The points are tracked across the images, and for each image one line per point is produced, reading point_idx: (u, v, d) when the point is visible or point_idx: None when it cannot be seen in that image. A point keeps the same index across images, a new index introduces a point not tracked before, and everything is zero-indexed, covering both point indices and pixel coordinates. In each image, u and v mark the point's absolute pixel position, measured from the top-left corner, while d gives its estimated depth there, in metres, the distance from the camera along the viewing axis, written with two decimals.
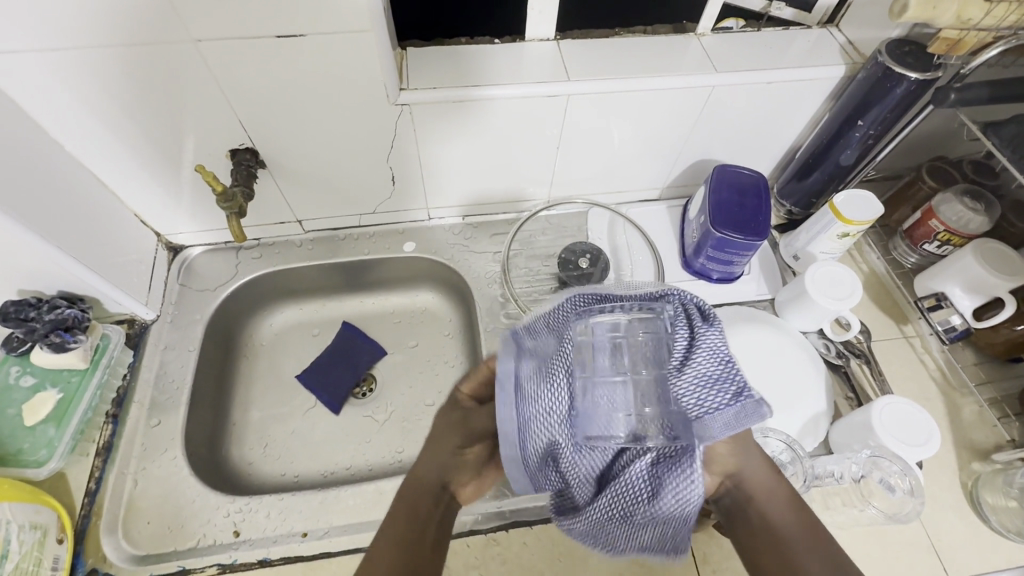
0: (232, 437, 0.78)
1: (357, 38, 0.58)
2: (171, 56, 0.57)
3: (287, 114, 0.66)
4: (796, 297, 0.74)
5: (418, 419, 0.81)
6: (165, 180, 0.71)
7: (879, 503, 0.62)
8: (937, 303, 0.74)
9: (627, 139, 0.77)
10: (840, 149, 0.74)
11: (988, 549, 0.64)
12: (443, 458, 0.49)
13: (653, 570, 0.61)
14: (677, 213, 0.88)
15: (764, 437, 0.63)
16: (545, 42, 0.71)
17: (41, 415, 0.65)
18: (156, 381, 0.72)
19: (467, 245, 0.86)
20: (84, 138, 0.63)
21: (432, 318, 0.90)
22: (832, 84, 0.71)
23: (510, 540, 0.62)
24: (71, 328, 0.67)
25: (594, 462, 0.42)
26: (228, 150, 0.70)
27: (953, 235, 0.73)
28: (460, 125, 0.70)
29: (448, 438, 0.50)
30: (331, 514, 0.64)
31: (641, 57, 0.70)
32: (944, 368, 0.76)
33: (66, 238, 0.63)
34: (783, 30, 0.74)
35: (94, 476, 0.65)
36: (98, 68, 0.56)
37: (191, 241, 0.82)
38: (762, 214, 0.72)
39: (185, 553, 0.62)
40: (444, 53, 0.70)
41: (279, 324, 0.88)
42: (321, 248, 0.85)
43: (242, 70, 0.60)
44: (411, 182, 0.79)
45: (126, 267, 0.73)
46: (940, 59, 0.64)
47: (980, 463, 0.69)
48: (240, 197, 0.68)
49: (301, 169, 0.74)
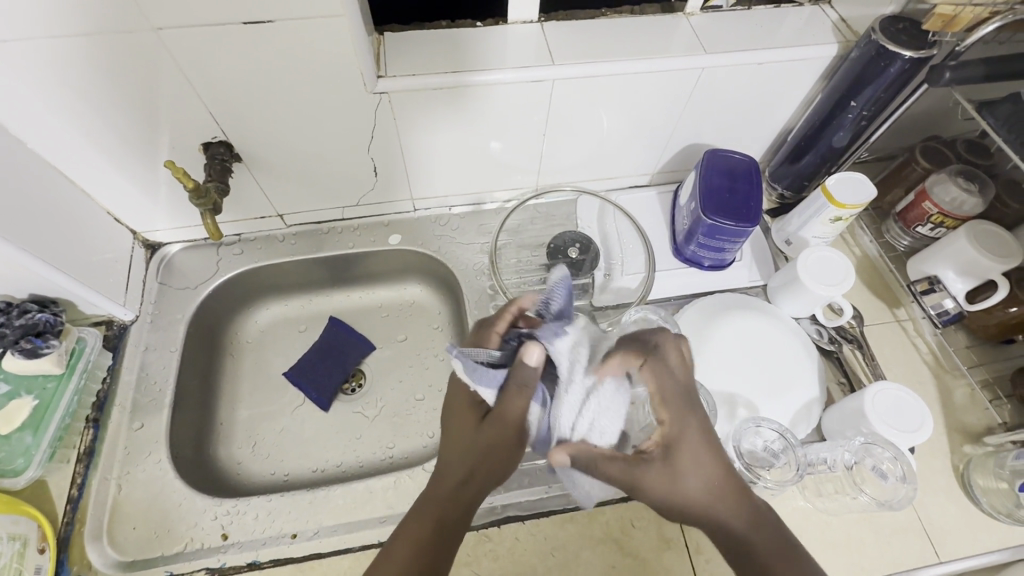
0: (219, 437, 0.76)
1: (328, 23, 0.55)
2: (134, 45, 0.54)
3: (260, 103, 0.63)
4: (789, 283, 0.73)
5: (409, 414, 0.79)
6: (137, 175, 0.69)
7: (871, 489, 0.60)
8: (929, 287, 0.74)
9: (616, 124, 0.75)
10: (832, 131, 0.73)
11: (979, 532, 0.65)
12: (504, 429, 0.49)
13: (647, 563, 0.61)
14: (667, 199, 0.86)
15: (755, 426, 0.62)
16: (528, 24, 0.69)
17: (16, 422, 0.63)
18: (137, 383, 0.71)
19: (455, 236, 0.84)
20: (45, 132, 0.60)
21: (421, 311, 0.88)
22: (825, 64, 0.69)
23: (502, 536, 0.61)
24: (42, 333, 0.65)
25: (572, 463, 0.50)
26: (201, 144, 0.67)
27: (947, 217, 0.71)
28: (443, 110, 0.67)
29: (498, 420, 0.49)
30: (320, 515, 0.63)
31: (628, 38, 0.68)
32: (936, 351, 0.75)
33: (33, 238, 0.60)
34: (775, 8, 0.72)
35: (76, 482, 0.63)
36: (56, 60, 0.53)
37: (169, 237, 0.80)
38: (753, 199, 0.71)
39: (171, 558, 0.61)
40: (424, 37, 0.67)
41: (264, 321, 0.86)
42: (304, 242, 0.83)
43: (207, 58, 0.57)
44: (394, 172, 0.77)
45: (99, 266, 0.70)
46: (934, 36, 0.62)
47: (972, 446, 0.69)
48: (214, 193, 0.66)
49: (278, 162, 0.72)
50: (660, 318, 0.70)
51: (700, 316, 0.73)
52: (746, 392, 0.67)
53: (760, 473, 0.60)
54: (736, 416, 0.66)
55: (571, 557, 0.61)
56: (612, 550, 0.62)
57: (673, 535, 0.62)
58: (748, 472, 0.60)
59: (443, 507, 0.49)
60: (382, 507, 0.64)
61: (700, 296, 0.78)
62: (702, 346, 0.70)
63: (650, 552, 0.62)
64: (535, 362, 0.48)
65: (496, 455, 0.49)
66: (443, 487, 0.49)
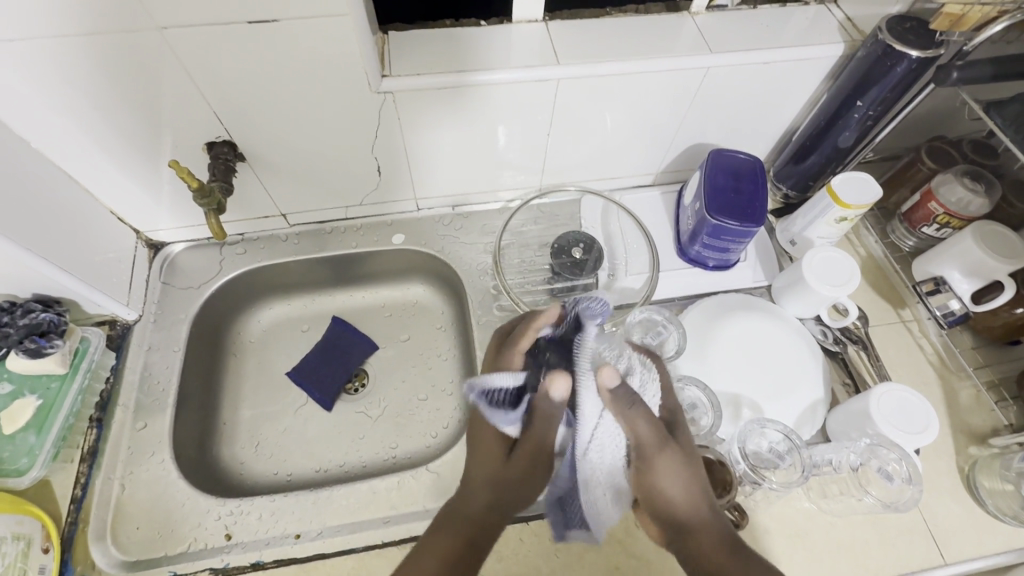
0: (222, 437, 0.76)
1: (332, 23, 0.55)
2: (138, 45, 0.54)
3: (263, 102, 0.63)
4: (794, 284, 0.72)
5: (412, 414, 0.79)
6: (141, 175, 0.69)
7: (877, 491, 0.60)
8: (935, 287, 0.73)
9: (620, 124, 0.74)
10: (838, 131, 0.72)
11: (985, 533, 0.64)
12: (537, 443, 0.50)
13: (652, 564, 0.61)
14: (672, 199, 0.86)
15: (760, 427, 0.62)
16: (533, 23, 0.68)
17: (20, 422, 0.63)
18: (141, 383, 0.71)
19: (458, 235, 0.84)
20: (49, 131, 0.60)
21: (424, 311, 0.88)
22: (831, 63, 0.69)
23: (507, 537, 0.61)
24: (46, 333, 0.65)
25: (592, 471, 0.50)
26: (205, 143, 0.67)
27: (953, 217, 0.71)
28: (447, 110, 0.67)
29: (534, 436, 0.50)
30: (323, 515, 0.63)
31: (633, 38, 0.67)
32: (942, 352, 0.75)
33: (36, 238, 0.60)
34: (780, 7, 0.71)
35: (80, 482, 0.63)
36: (60, 59, 0.53)
37: (172, 237, 0.80)
38: (759, 200, 0.70)
39: (175, 558, 0.60)
40: (428, 36, 0.67)
41: (267, 320, 0.86)
42: (308, 242, 0.83)
43: (210, 58, 0.56)
44: (397, 172, 0.77)
45: (103, 266, 0.70)
46: (941, 36, 0.61)
47: (978, 448, 0.69)
48: (218, 192, 0.66)
49: (282, 161, 0.71)
50: (663, 319, 0.69)
51: (704, 317, 0.73)
52: (751, 393, 0.67)
53: (765, 474, 0.59)
54: (741, 417, 0.66)
55: (575, 558, 0.61)
56: (617, 551, 0.61)
57: None
58: (752, 474, 0.60)
59: (477, 514, 0.50)
60: (386, 508, 0.64)
61: (705, 296, 0.78)
62: (706, 347, 0.70)
63: (655, 553, 0.61)
64: (610, 384, 0.48)
65: (530, 468, 0.51)
66: (479, 496, 0.52)
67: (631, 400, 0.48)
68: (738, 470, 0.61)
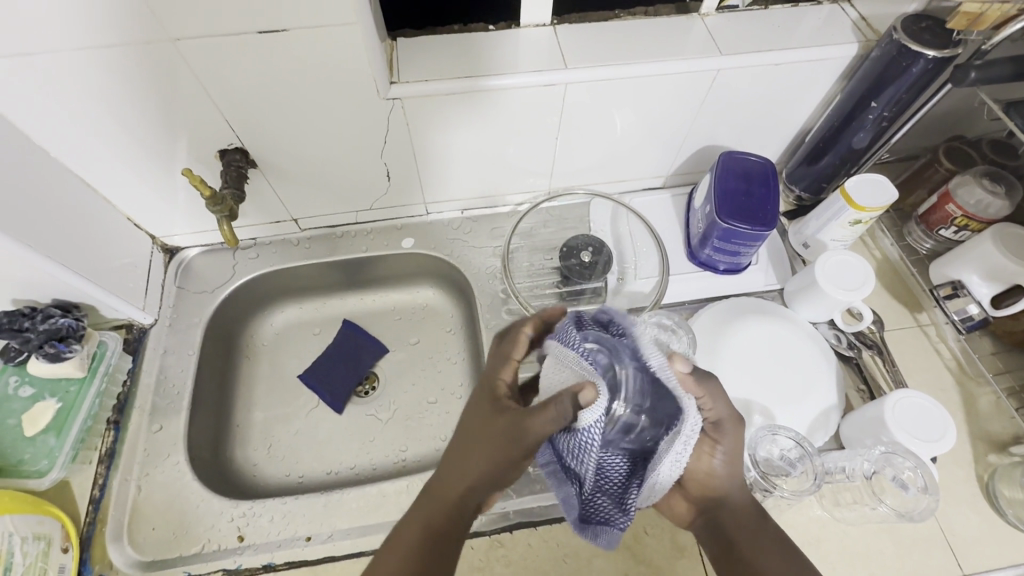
0: (236, 439, 0.77)
1: (341, 31, 0.56)
2: (153, 56, 0.55)
3: (274, 109, 0.63)
4: (806, 288, 0.71)
5: (421, 416, 0.80)
6: (155, 181, 0.70)
7: (891, 501, 0.59)
8: (953, 292, 0.72)
9: (630, 127, 0.74)
10: (852, 133, 0.71)
11: (1005, 544, 0.63)
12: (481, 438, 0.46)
13: (660, 569, 0.61)
14: (682, 201, 0.85)
15: (771, 434, 0.61)
16: (541, 27, 0.68)
17: (40, 425, 0.65)
18: (156, 385, 0.72)
19: (467, 239, 0.84)
20: (67, 141, 0.62)
21: (434, 314, 0.88)
22: (844, 64, 0.68)
23: (515, 541, 0.62)
24: (65, 338, 0.66)
25: (604, 496, 0.47)
26: (217, 151, 0.68)
27: (971, 219, 0.69)
28: (455, 114, 0.67)
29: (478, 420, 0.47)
30: (334, 518, 0.64)
31: (642, 40, 0.67)
32: (961, 358, 0.73)
33: (54, 245, 0.61)
34: (792, 7, 0.70)
35: (98, 483, 0.65)
36: (78, 71, 0.54)
37: (187, 242, 0.81)
38: (771, 202, 0.69)
39: (190, 558, 0.62)
40: (435, 42, 0.67)
41: (280, 323, 0.87)
42: (319, 247, 0.84)
43: (224, 69, 0.57)
44: (407, 177, 0.77)
45: (119, 271, 0.71)
46: (959, 35, 0.60)
47: (998, 456, 0.67)
48: (230, 200, 0.67)
49: (294, 167, 0.72)
50: (674, 323, 0.68)
51: (714, 321, 0.72)
52: (763, 399, 0.66)
53: (776, 483, 0.59)
54: (752, 422, 0.65)
55: (584, 563, 0.61)
56: (626, 557, 0.61)
57: (688, 543, 0.62)
58: (764, 481, 0.59)
59: (438, 510, 0.46)
60: (395, 511, 0.64)
61: (716, 300, 0.77)
62: (717, 352, 0.69)
63: (664, 559, 0.61)
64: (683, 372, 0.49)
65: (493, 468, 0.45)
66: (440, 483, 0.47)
67: (707, 379, 0.51)
68: (749, 477, 0.61)
